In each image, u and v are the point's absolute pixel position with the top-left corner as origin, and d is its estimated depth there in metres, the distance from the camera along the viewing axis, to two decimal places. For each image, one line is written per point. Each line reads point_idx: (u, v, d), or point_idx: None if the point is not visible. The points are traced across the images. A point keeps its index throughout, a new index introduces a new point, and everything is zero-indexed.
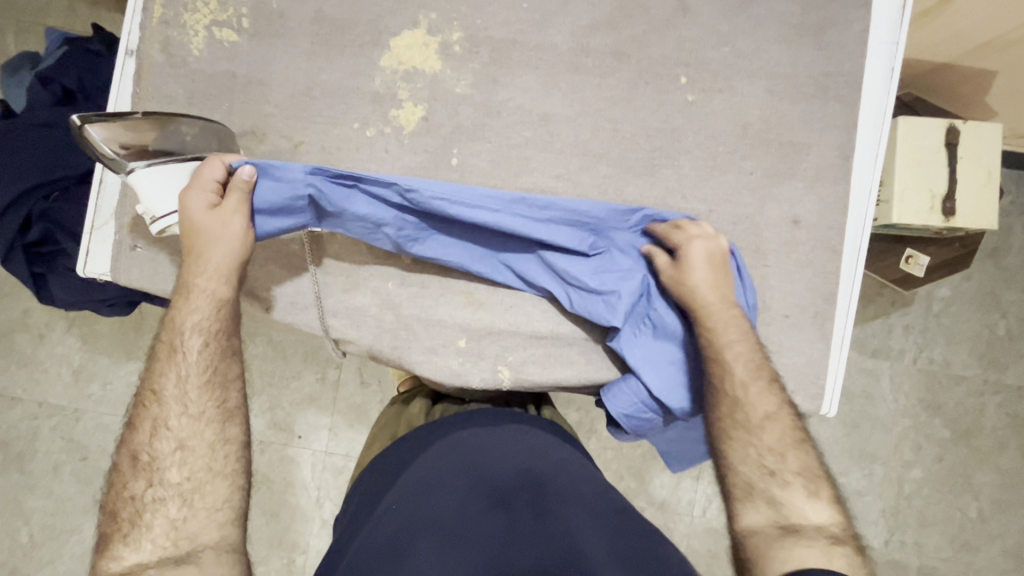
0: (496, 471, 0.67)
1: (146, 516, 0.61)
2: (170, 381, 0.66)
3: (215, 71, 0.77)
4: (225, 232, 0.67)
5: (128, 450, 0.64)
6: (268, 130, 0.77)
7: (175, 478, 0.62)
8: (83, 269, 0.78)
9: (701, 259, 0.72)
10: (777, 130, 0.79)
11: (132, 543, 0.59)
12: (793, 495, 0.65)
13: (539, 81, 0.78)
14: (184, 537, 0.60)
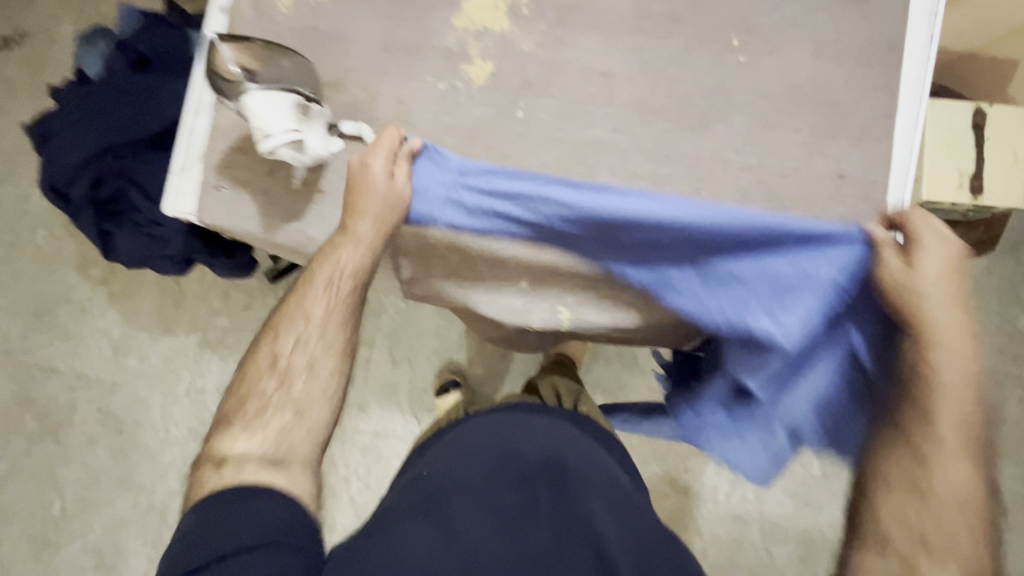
0: (523, 457, 0.84)
1: (266, 412, 0.78)
2: (291, 337, 0.80)
3: (300, 26, 0.83)
4: (379, 214, 0.75)
5: (263, 354, 0.82)
6: (348, 81, 0.83)
7: (296, 387, 0.80)
8: (169, 207, 0.83)
9: (935, 272, 0.67)
10: (824, 91, 0.84)
11: (247, 430, 0.77)
12: (939, 487, 0.66)
13: (601, 42, 0.84)
14: (287, 442, 0.77)
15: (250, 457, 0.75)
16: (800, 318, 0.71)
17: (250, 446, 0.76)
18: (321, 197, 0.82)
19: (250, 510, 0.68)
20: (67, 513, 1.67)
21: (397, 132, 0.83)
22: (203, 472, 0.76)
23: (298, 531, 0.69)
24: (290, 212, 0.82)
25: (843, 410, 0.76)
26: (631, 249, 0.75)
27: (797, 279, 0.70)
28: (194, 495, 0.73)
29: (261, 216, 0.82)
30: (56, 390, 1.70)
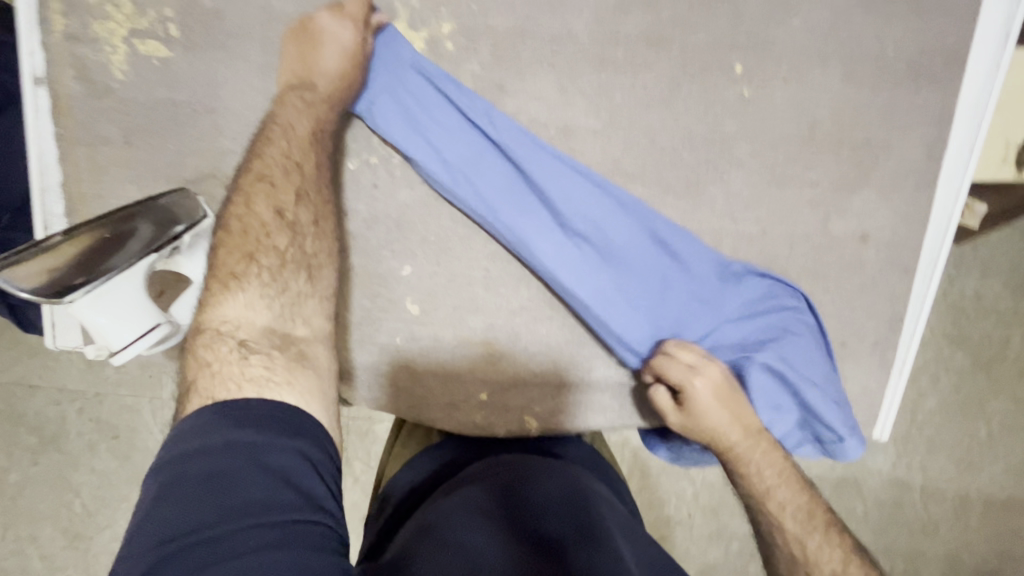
0: (510, 470, 0.62)
1: (279, 275, 0.55)
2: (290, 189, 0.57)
3: (150, 99, 0.62)
4: (326, 87, 0.60)
5: (257, 192, 0.57)
6: (229, 171, 0.63)
7: (309, 248, 0.57)
8: (53, 342, 0.69)
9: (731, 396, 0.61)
10: (853, 127, 0.64)
11: (242, 285, 0.53)
12: (793, 518, 0.57)
13: (554, 85, 0.62)
14: (297, 317, 0.54)
15: (249, 363, 0.48)
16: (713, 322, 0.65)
17: (228, 346, 0.49)
18: None
19: (248, 416, 0.43)
20: (90, 513, 1.23)
21: None
22: (212, 353, 0.48)
23: (303, 484, 0.42)
24: None
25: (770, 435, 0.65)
26: (549, 236, 0.62)
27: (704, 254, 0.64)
28: (208, 375, 0.46)
29: None
30: (42, 406, 1.23)
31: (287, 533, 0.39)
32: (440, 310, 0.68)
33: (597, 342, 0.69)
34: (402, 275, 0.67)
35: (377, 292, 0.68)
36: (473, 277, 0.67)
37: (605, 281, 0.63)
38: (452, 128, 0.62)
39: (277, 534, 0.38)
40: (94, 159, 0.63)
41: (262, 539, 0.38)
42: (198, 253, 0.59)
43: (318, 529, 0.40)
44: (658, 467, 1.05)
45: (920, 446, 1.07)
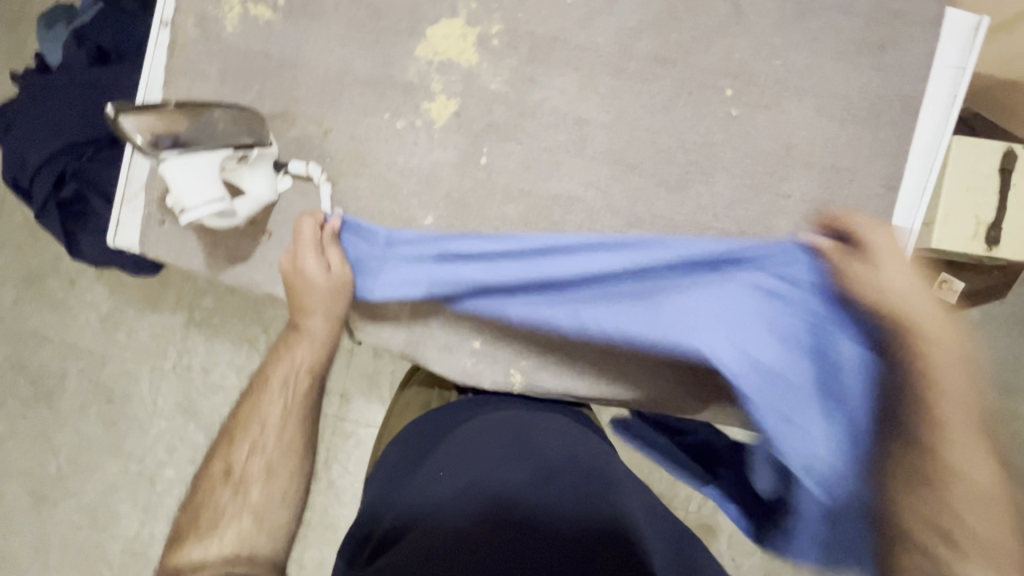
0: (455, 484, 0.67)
1: (220, 493, 0.68)
2: (245, 451, 0.71)
3: (248, 50, 0.76)
4: (318, 279, 0.73)
5: (272, 359, 0.75)
6: (298, 114, 0.76)
7: (254, 496, 0.69)
8: (113, 240, 0.79)
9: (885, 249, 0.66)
10: (822, 153, 0.75)
11: (203, 535, 0.65)
12: (960, 482, 0.54)
13: (576, 83, 0.76)
14: (264, 517, 0.68)
15: (209, 547, 0.64)
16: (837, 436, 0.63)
17: (218, 471, 0.70)
18: (267, 239, 0.77)
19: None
20: (63, 476, 1.25)
21: (350, 173, 0.77)
22: (212, 473, 0.70)
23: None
24: (236, 253, 0.77)
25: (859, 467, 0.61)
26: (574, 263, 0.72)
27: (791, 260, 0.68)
28: (216, 465, 0.71)
29: (206, 255, 0.78)
30: (52, 352, 1.28)
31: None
32: None
33: None
34: (424, 223, 0.77)
35: (399, 234, 0.77)
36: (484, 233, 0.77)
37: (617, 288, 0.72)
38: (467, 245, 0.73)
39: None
40: (191, 91, 0.77)
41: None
42: (258, 169, 0.70)
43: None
44: None
45: None
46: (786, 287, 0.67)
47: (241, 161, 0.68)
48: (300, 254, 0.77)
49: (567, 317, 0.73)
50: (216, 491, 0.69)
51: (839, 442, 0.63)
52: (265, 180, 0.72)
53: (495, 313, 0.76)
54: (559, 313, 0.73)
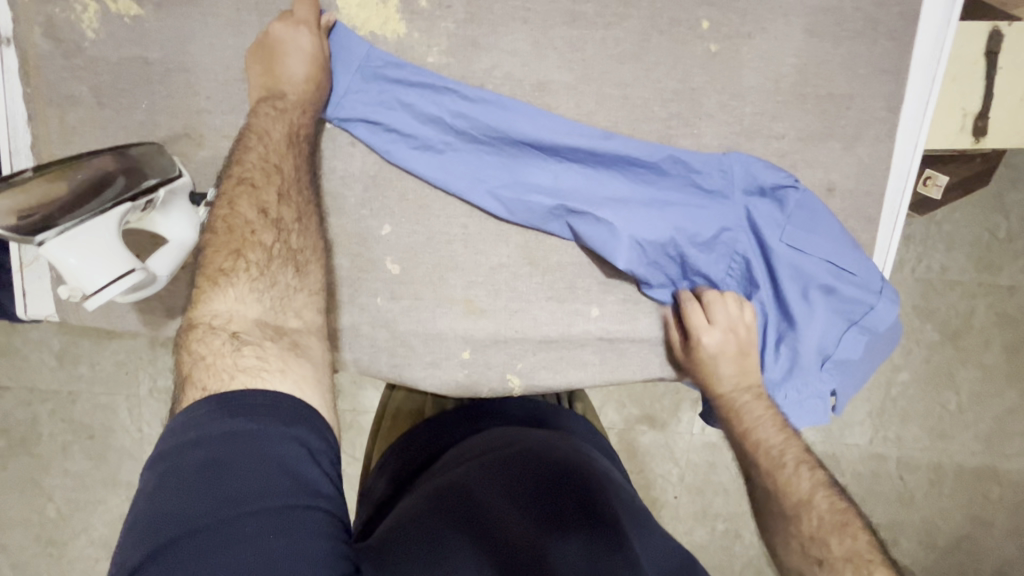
0: (439, 481, 0.56)
1: (231, 323, 0.53)
2: (267, 234, 0.57)
3: (121, 58, 0.62)
4: (302, 48, 0.60)
5: (262, 105, 0.60)
6: (204, 130, 0.63)
7: (266, 301, 0.55)
8: (24, 313, 0.68)
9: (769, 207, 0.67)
10: (815, 80, 0.66)
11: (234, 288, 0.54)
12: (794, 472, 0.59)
13: (528, 40, 0.64)
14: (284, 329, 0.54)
15: (243, 353, 0.50)
16: (824, 319, 0.68)
17: (251, 215, 0.57)
18: None
19: (247, 404, 0.45)
20: (53, 534, 1.17)
21: None
22: (245, 219, 0.57)
23: (300, 472, 0.43)
24: (173, 305, 0.67)
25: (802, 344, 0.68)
26: (541, 172, 0.65)
27: (744, 162, 0.67)
28: (225, 234, 0.57)
29: (138, 312, 0.67)
30: (7, 411, 1.16)
31: (274, 520, 0.41)
32: (420, 269, 0.69)
33: (577, 297, 0.70)
34: (381, 234, 0.67)
35: (356, 251, 0.68)
36: (452, 234, 0.68)
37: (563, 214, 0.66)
38: (425, 95, 0.64)
39: (280, 519, 0.41)
40: (65, 120, 0.62)
41: (266, 526, 0.40)
42: (172, 210, 0.58)
43: (307, 516, 0.42)
44: (642, 444, 1.08)
45: (892, 416, 1.11)
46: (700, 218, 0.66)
47: (146, 207, 0.56)
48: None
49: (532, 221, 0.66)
50: (214, 341, 0.51)
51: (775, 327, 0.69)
52: (186, 222, 0.59)
53: (470, 195, 0.65)
54: (548, 208, 0.65)
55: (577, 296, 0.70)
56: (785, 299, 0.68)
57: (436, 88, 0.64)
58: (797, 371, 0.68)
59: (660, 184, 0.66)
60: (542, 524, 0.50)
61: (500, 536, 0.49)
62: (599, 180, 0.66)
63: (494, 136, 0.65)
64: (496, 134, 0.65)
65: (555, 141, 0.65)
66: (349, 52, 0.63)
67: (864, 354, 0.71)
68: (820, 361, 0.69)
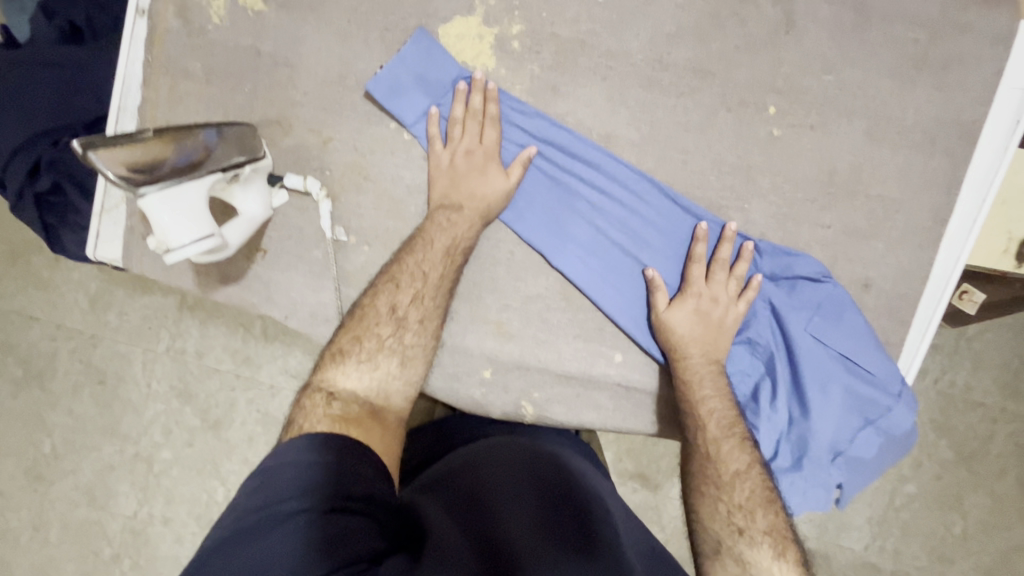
0: (460, 478, 0.58)
1: (361, 343, 0.62)
2: (408, 298, 0.64)
3: (237, 46, 0.68)
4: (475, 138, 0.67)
5: (437, 212, 0.67)
6: (293, 121, 0.69)
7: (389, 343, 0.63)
8: (93, 253, 0.73)
9: (691, 315, 0.67)
10: (868, 180, 0.69)
11: (366, 362, 0.61)
12: (759, 549, 0.57)
13: (604, 95, 0.68)
14: (382, 388, 0.61)
15: (333, 400, 0.58)
16: (839, 415, 0.68)
17: (383, 309, 0.64)
18: (262, 257, 0.71)
19: (329, 444, 0.52)
20: (47, 467, 1.20)
21: (351, 187, 0.70)
22: (375, 307, 0.64)
23: (301, 483, 0.48)
24: (227, 272, 0.72)
25: (821, 428, 0.68)
26: (582, 223, 0.70)
27: (779, 255, 0.69)
28: (358, 320, 0.63)
29: (195, 273, 0.72)
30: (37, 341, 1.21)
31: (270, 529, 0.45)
32: (462, 283, 0.72)
33: (604, 340, 0.73)
34: None
35: None
36: (497, 257, 0.72)
37: (593, 268, 0.70)
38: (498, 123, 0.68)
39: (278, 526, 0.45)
40: (174, 90, 0.69)
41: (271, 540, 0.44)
42: (252, 186, 0.63)
43: (294, 519, 0.45)
44: (633, 502, 1.07)
45: (887, 529, 1.08)
46: None
47: (232, 180, 0.61)
48: (297, 272, 0.72)
49: (564, 267, 0.70)
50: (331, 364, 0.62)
51: (791, 413, 0.70)
52: (259, 198, 0.64)
53: (519, 226, 0.70)
54: (580, 260, 0.70)
55: (604, 338, 0.73)
56: (803, 390, 0.68)
57: (509, 116, 0.68)
58: (806, 461, 0.69)
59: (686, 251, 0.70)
60: (527, 530, 0.51)
61: (495, 541, 0.50)
62: (634, 238, 0.70)
63: (553, 177, 0.69)
64: (551, 176, 0.69)
65: (593, 193, 0.69)
66: (435, 70, 0.67)
67: (877, 454, 0.71)
68: (830, 454, 0.70)
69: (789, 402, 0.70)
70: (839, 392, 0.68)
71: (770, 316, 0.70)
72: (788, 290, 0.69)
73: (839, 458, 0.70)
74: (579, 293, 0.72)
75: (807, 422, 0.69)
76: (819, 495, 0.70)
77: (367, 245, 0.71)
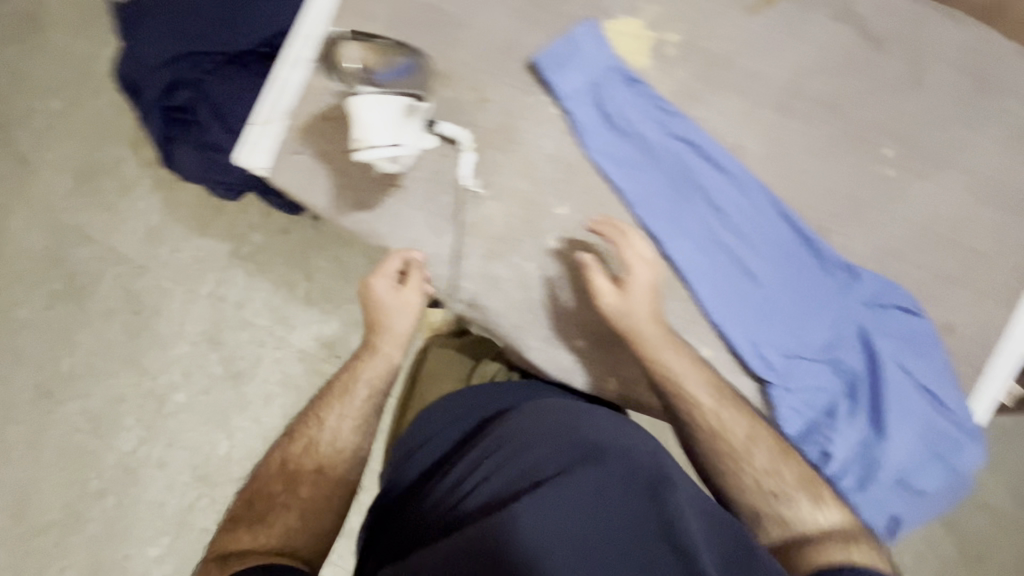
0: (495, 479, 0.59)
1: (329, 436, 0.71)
2: (361, 398, 0.73)
3: (425, 4, 0.76)
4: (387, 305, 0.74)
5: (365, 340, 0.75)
6: (458, 78, 0.76)
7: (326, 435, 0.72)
8: (240, 158, 0.77)
9: (651, 313, 0.69)
10: (963, 233, 0.75)
11: (331, 415, 0.72)
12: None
13: (739, 109, 0.75)
14: (330, 441, 0.71)
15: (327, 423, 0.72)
16: (911, 443, 0.72)
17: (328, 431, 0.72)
18: (397, 192, 0.77)
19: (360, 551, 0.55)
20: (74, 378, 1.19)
21: (495, 146, 0.76)
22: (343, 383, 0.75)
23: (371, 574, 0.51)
24: (361, 199, 0.77)
25: (892, 453, 0.72)
26: (699, 218, 0.76)
27: (876, 283, 0.74)
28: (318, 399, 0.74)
29: (331, 195, 0.77)
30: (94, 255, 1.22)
31: None
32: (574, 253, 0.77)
33: (696, 332, 0.76)
34: (555, 212, 0.76)
35: (528, 218, 0.76)
36: (612, 236, 0.76)
37: (701, 261, 0.75)
38: (641, 114, 0.75)
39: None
40: (358, 28, 0.76)
41: None
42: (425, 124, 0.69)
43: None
44: None
45: None
46: (816, 309, 0.74)
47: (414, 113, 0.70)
48: (418, 214, 0.77)
49: (674, 255, 0.75)
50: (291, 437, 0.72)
51: (865, 434, 0.73)
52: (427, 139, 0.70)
53: (641, 209, 0.75)
54: (690, 251, 0.75)
55: (696, 331, 0.76)
56: (881, 412, 0.72)
57: (652, 110, 0.75)
58: (872, 482, 0.72)
59: (790, 262, 0.75)
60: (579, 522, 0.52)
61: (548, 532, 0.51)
62: (743, 243, 0.75)
63: (680, 172, 0.75)
64: (679, 172, 0.75)
65: (714, 194, 0.75)
66: (595, 55, 0.74)
67: (942, 491, 0.73)
68: (896, 480, 0.73)
69: (865, 423, 0.73)
70: (915, 420, 0.72)
71: (858, 338, 0.74)
72: (881, 317, 0.74)
73: (905, 486, 0.73)
74: (682, 283, 0.76)
75: (880, 444, 0.72)
76: (877, 515, 0.74)
77: (497, 201, 0.76)
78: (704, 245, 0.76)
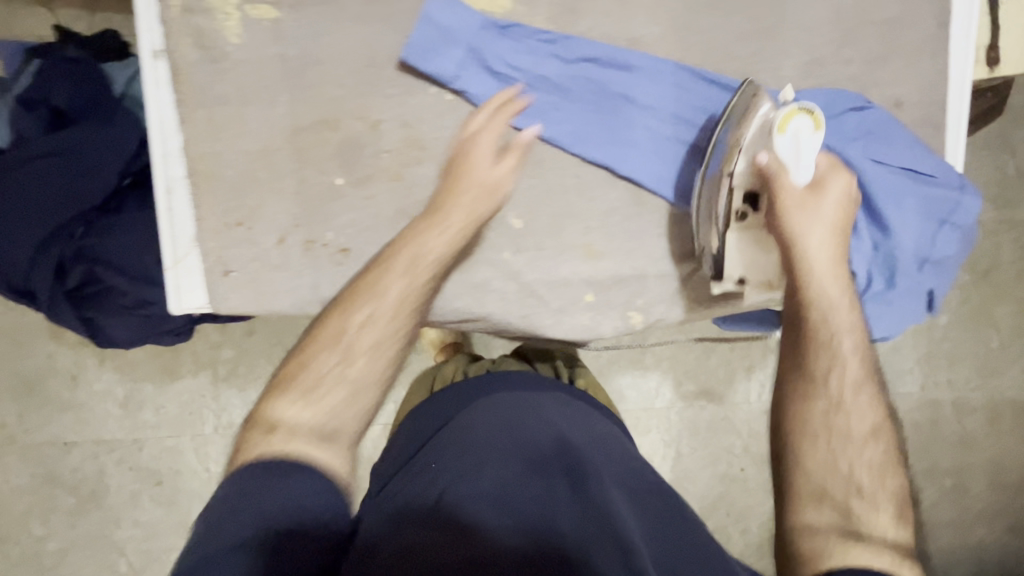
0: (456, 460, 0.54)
1: (311, 381, 0.55)
2: (375, 319, 0.59)
3: (264, 58, 0.69)
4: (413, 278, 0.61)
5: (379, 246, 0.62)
6: (340, 115, 0.70)
7: (359, 390, 0.56)
8: (178, 307, 0.72)
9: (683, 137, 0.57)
10: (871, 9, 0.75)
11: (310, 392, 0.55)
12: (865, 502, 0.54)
13: (619, 2, 0.72)
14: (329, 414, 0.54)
15: (277, 429, 0.53)
16: (916, 223, 0.73)
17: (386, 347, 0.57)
18: (345, 256, 0.71)
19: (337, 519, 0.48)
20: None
21: (412, 161, 0.71)
22: (307, 343, 0.58)
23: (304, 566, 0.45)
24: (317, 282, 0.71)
25: (905, 241, 0.73)
26: (634, 125, 0.73)
27: (820, 96, 0.74)
28: (330, 333, 0.58)
29: (290, 293, 0.71)
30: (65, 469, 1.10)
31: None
32: (540, 220, 0.74)
33: (685, 230, 0.75)
34: None
35: None
36: (566, 185, 0.74)
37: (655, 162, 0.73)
38: (530, 56, 0.71)
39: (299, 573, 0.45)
40: (213, 118, 0.69)
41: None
42: None
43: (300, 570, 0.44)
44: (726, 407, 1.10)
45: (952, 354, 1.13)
46: None
47: None
48: None
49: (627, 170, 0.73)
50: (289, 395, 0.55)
51: (874, 237, 0.74)
52: None
53: (575, 146, 0.72)
54: (641, 159, 0.73)
55: (685, 229, 0.75)
56: (879, 209, 0.73)
57: (539, 47, 0.71)
58: (900, 275, 0.74)
59: None
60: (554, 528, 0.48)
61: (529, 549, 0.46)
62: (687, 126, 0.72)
63: (594, 91, 0.72)
64: (595, 93, 0.72)
65: (636, 93, 0.72)
66: (459, 22, 0.69)
67: (957, 249, 0.76)
68: (919, 262, 0.75)
69: (869, 228, 0.74)
70: (911, 202, 0.73)
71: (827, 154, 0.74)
72: (838, 126, 0.74)
73: (927, 264, 0.75)
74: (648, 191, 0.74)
75: (891, 240, 0.73)
76: (917, 302, 0.76)
77: None
78: (651, 146, 0.73)
